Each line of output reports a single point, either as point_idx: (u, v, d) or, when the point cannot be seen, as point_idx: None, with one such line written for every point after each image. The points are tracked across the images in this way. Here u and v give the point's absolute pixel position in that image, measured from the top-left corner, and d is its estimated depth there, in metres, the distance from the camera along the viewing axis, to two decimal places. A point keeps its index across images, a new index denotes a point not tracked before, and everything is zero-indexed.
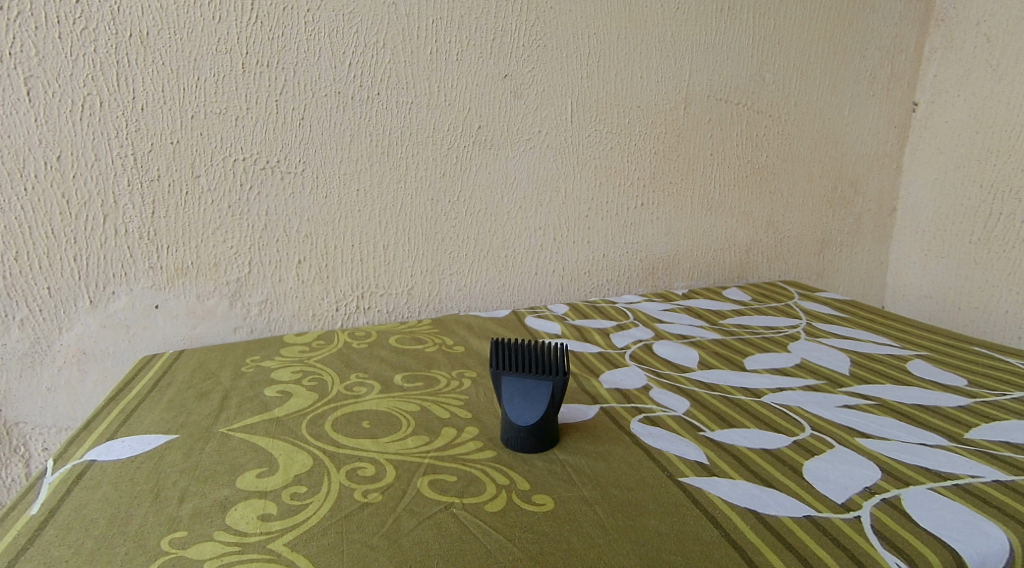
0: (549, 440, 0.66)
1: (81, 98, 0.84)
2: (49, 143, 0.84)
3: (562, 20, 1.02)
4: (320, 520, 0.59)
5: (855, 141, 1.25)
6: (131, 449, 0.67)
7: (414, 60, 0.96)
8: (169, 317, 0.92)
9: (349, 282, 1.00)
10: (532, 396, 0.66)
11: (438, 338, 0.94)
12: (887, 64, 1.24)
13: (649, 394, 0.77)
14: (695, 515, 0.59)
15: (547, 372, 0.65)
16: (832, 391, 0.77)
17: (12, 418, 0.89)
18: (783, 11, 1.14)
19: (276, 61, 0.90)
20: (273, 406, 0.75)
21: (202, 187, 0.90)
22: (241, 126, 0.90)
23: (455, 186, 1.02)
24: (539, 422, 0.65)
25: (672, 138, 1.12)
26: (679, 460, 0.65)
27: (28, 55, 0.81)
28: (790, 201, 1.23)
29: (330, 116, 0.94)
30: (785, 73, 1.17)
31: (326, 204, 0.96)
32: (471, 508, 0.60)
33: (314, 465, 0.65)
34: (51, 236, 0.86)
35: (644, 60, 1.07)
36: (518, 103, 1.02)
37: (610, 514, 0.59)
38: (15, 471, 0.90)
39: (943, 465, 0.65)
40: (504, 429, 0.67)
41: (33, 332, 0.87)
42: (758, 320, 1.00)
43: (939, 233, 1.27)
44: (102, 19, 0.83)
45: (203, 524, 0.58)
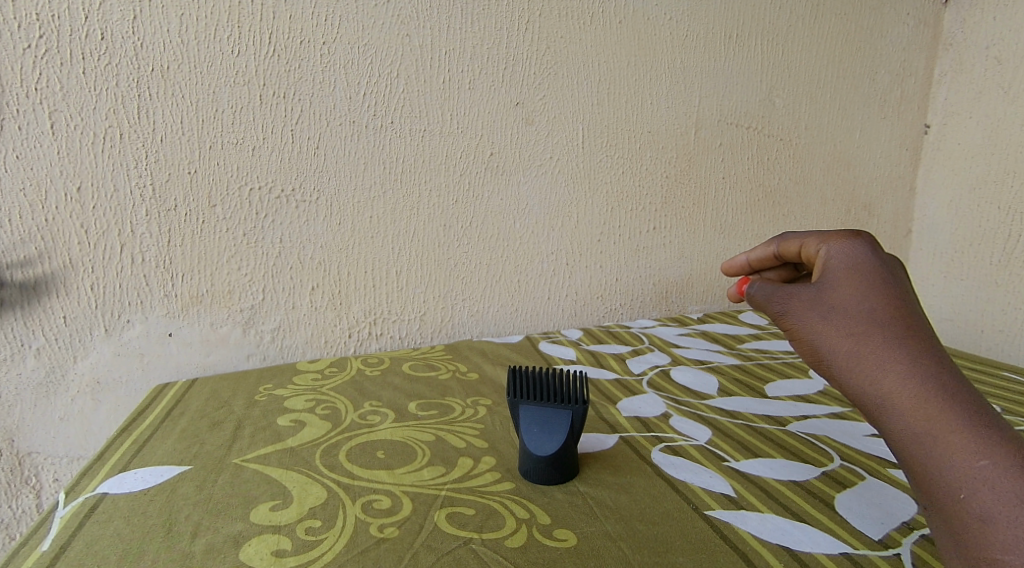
0: (568, 472, 0.65)
1: (103, 131, 0.84)
2: (70, 174, 0.84)
3: (573, 48, 1.02)
4: (336, 556, 0.57)
5: (867, 164, 1.24)
6: (144, 481, 0.66)
7: (427, 88, 0.96)
8: (183, 345, 0.92)
9: (362, 308, 0.99)
10: (552, 425, 0.64)
11: (452, 364, 0.93)
12: (897, 87, 1.23)
13: (669, 422, 0.75)
14: (725, 552, 0.57)
15: (566, 401, 0.65)
16: (859, 420, 0.75)
17: (24, 448, 0.88)
18: (791, 36, 1.14)
19: (293, 92, 0.90)
20: (287, 436, 0.74)
21: (218, 216, 0.90)
22: (257, 156, 0.90)
23: (467, 213, 1.01)
24: (558, 452, 0.64)
25: (684, 162, 1.11)
26: (705, 492, 0.63)
27: (53, 90, 0.82)
28: (804, 224, 1.21)
29: (345, 145, 0.94)
30: (795, 97, 1.16)
31: (340, 231, 0.95)
32: (491, 543, 0.58)
33: (329, 497, 0.64)
34: (69, 266, 0.86)
35: (655, 86, 1.07)
36: (530, 130, 1.02)
37: (635, 550, 0.57)
38: (25, 503, 0.89)
39: None
40: (523, 461, 0.65)
41: (48, 362, 0.87)
42: (776, 345, 0.98)
43: (957, 255, 1.25)
44: (125, 54, 0.84)
45: (216, 560, 0.57)
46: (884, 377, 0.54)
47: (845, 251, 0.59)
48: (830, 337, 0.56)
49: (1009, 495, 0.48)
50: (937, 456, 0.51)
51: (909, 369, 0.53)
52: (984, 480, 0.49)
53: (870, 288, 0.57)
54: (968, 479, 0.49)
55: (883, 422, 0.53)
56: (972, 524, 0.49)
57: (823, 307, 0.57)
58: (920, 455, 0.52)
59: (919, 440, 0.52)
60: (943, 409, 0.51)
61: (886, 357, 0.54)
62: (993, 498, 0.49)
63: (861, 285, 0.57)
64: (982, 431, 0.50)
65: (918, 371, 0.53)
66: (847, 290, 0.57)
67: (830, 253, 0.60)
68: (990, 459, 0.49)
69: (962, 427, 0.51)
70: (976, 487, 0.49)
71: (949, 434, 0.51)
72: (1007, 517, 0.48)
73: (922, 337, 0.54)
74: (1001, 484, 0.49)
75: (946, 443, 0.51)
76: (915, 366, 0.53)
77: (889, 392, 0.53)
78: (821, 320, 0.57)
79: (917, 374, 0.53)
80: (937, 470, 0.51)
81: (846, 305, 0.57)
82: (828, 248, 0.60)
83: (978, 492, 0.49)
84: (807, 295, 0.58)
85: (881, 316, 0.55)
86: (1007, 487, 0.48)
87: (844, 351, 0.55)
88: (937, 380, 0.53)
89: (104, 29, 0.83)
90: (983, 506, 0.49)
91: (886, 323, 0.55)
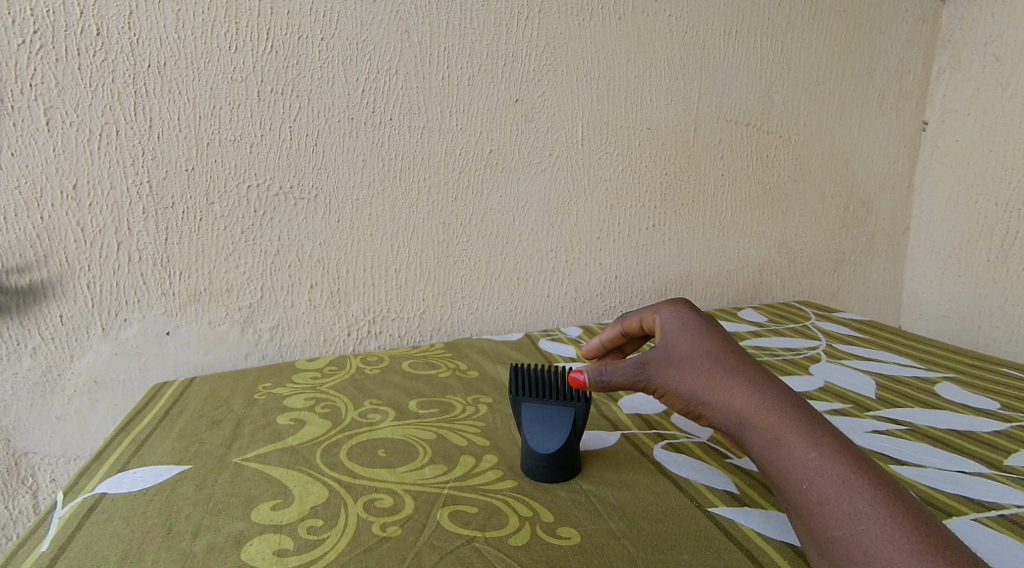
0: (571, 469, 0.65)
1: (99, 127, 0.84)
2: (66, 172, 0.83)
3: (572, 45, 1.01)
4: (339, 555, 0.57)
5: (866, 161, 1.24)
6: (143, 481, 0.66)
7: (426, 85, 0.96)
8: (180, 344, 0.91)
9: (361, 306, 0.99)
10: (554, 423, 0.64)
11: (452, 362, 0.92)
12: (895, 84, 1.23)
13: (671, 419, 0.75)
14: (730, 549, 0.57)
15: (568, 399, 0.64)
16: (860, 416, 0.75)
17: (20, 448, 0.87)
18: (790, 33, 1.14)
19: (291, 88, 0.90)
20: (287, 434, 0.73)
21: (216, 214, 0.90)
22: (255, 153, 0.90)
23: (467, 210, 1.01)
24: (560, 450, 0.64)
25: (683, 159, 1.11)
26: (707, 489, 0.63)
27: (49, 86, 0.81)
28: (802, 221, 1.21)
29: (343, 142, 0.93)
30: (794, 94, 1.16)
31: (338, 228, 0.95)
32: (495, 542, 0.58)
33: (331, 496, 0.63)
34: (66, 264, 0.85)
35: (654, 83, 1.07)
36: (529, 127, 1.02)
37: (639, 547, 0.57)
38: (22, 503, 0.88)
39: (985, 494, 0.63)
40: (525, 459, 0.65)
41: (45, 361, 0.86)
42: (776, 342, 0.98)
43: (956, 252, 1.25)
44: (121, 50, 0.83)
45: (218, 560, 0.57)
46: (734, 400, 0.60)
47: (675, 314, 0.67)
48: (681, 375, 0.62)
49: (836, 478, 0.53)
50: (778, 456, 0.56)
51: (747, 388, 0.60)
52: (816, 467, 0.54)
53: (708, 332, 0.65)
54: (802, 470, 0.55)
55: (743, 439, 0.59)
56: (814, 510, 0.53)
57: (671, 355, 0.64)
58: (767, 460, 0.57)
59: (764, 447, 0.57)
60: (780, 416, 0.58)
61: (728, 382, 0.61)
62: (826, 482, 0.54)
63: (698, 331, 0.65)
64: (812, 429, 0.56)
65: (756, 389, 0.60)
66: (687, 338, 0.65)
67: (662, 318, 0.67)
68: (818, 451, 0.55)
69: (795, 428, 0.57)
70: (811, 475, 0.54)
71: (787, 436, 0.57)
72: (838, 496, 0.53)
73: (754, 366, 0.62)
74: (830, 469, 0.54)
75: (786, 442, 0.56)
76: (752, 385, 0.60)
77: (742, 410, 0.59)
78: (673, 365, 0.63)
79: (755, 391, 0.59)
80: (779, 470, 0.56)
81: (691, 348, 0.64)
82: (660, 315, 0.68)
83: (816, 480, 0.54)
84: (656, 351, 0.64)
85: (721, 353, 0.63)
86: (835, 471, 0.54)
87: (693, 383, 0.62)
88: (772, 395, 0.59)
89: (99, 25, 0.82)
90: (818, 491, 0.53)
91: (723, 358, 0.62)
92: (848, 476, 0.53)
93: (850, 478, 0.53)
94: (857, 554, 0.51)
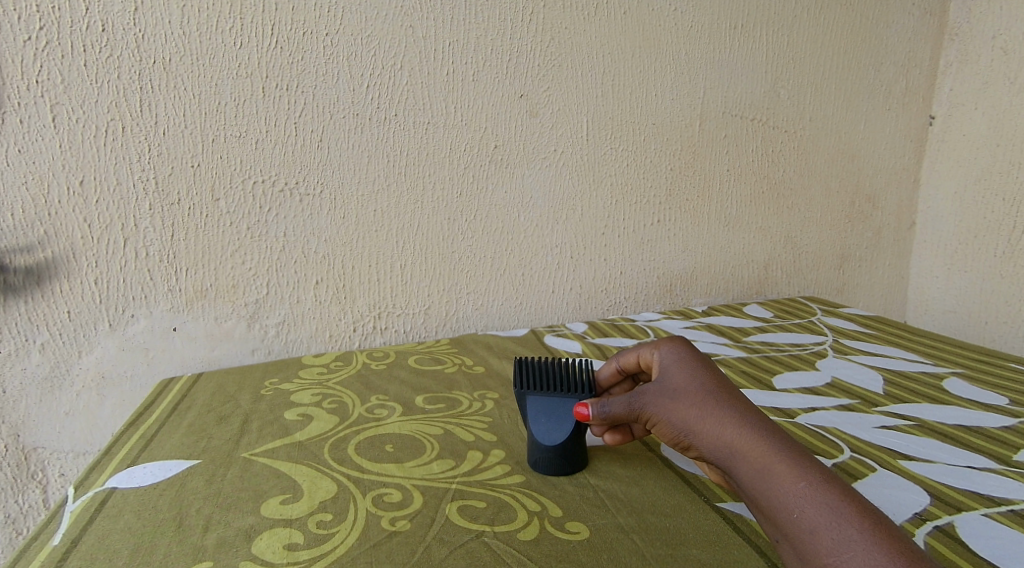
0: (577, 461, 0.65)
1: (105, 124, 0.84)
2: (73, 168, 0.84)
3: (577, 40, 1.01)
4: (349, 549, 0.57)
5: (872, 155, 1.23)
6: (153, 476, 0.66)
7: (431, 80, 0.96)
8: (187, 339, 0.92)
9: (367, 302, 0.99)
10: (560, 416, 0.64)
11: (457, 358, 0.92)
12: (902, 79, 1.23)
13: None
14: (738, 544, 0.57)
15: (572, 391, 0.64)
16: (867, 412, 0.75)
17: (29, 443, 0.88)
18: (795, 27, 1.13)
19: (296, 84, 0.90)
20: (295, 430, 0.74)
21: (222, 210, 0.90)
22: (261, 149, 0.90)
23: (472, 206, 1.01)
24: (565, 442, 0.64)
25: (689, 155, 1.11)
26: (716, 484, 0.63)
27: (55, 82, 0.82)
28: (808, 216, 1.21)
29: (348, 138, 0.93)
30: (800, 89, 1.16)
31: (344, 224, 0.95)
32: (504, 536, 0.58)
33: (340, 491, 0.63)
34: (73, 260, 0.85)
35: (658, 78, 1.07)
36: (534, 122, 1.02)
37: (648, 542, 0.57)
38: (32, 498, 0.89)
39: (994, 490, 0.63)
40: (531, 451, 0.66)
41: (53, 356, 0.87)
42: (782, 337, 0.98)
43: (962, 247, 1.25)
44: (127, 46, 0.83)
45: (229, 554, 0.57)
46: (723, 430, 0.55)
47: (674, 350, 0.63)
48: (674, 406, 0.58)
49: (826, 506, 0.50)
50: (766, 487, 0.52)
51: (736, 418, 0.55)
52: (807, 497, 0.51)
53: (700, 363, 0.61)
54: (792, 500, 0.51)
55: (731, 471, 0.54)
56: (803, 541, 0.50)
57: (665, 387, 0.59)
58: (755, 491, 0.53)
59: (753, 479, 0.53)
60: (769, 446, 0.53)
61: (718, 412, 0.56)
62: (816, 511, 0.50)
63: (691, 363, 0.61)
64: (802, 458, 0.53)
65: (745, 419, 0.55)
66: (681, 370, 0.60)
67: (662, 354, 0.63)
68: (808, 480, 0.51)
69: (784, 458, 0.53)
70: (801, 505, 0.51)
71: (775, 465, 0.53)
72: (829, 526, 0.49)
73: (744, 397, 0.58)
74: (821, 498, 0.50)
75: (775, 471, 0.52)
76: (741, 416, 0.56)
77: (731, 441, 0.55)
78: (667, 396, 0.59)
79: (743, 421, 0.55)
80: (768, 501, 0.52)
81: (683, 378, 0.59)
82: (656, 349, 0.64)
83: (806, 510, 0.50)
84: (653, 384, 0.60)
85: (712, 383, 0.59)
86: (825, 500, 0.50)
87: (684, 414, 0.57)
88: (762, 425, 0.55)
89: (105, 20, 0.82)
90: (809, 521, 0.50)
91: (714, 387, 0.58)
92: (840, 506, 0.50)
93: (841, 507, 0.50)
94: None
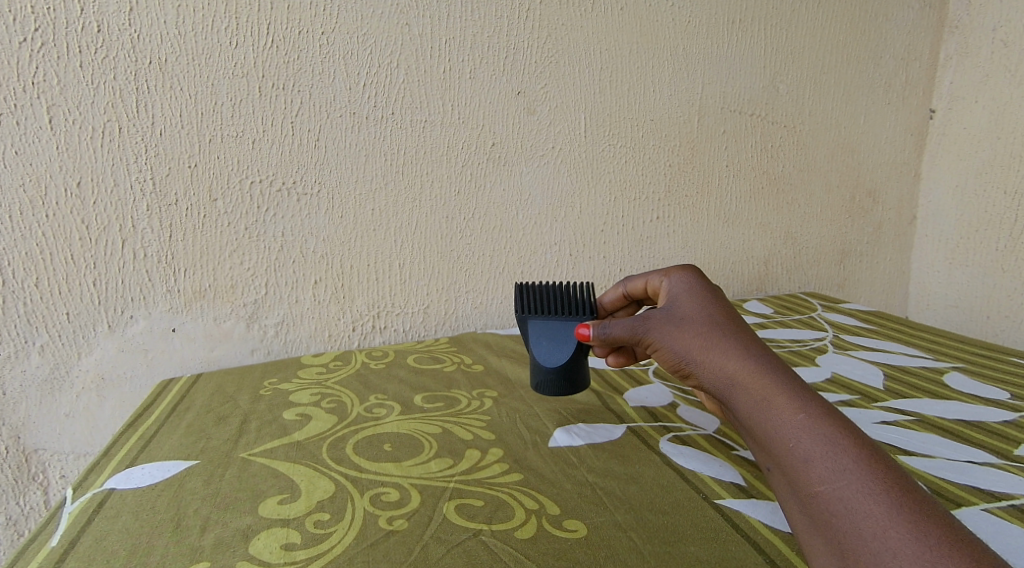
0: (578, 382, 0.72)
1: (102, 125, 0.84)
2: (71, 170, 0.83)
3: (574, 36, 1.01)
4: (346, 549, 0.57)
5: (871, 150, 1.23)
6: (151, 476, 0.66)
7: (428, 79, 0.95)
8: (186, 340, 0.92)
9: (366, 301, 0.99)
10: (560, 340, 0.72)
11: (457, 357, 0.92)
12: (901, 72, 1.22)
13: (677, 412, 0.75)
14: (736, 541, 0.57)
15: (570, 316, 0.72)
16: (867, 407, 0.75)
17: (30, 445, 0.87)
18: (793, 21, 1.13)
19: (292, 83, 0.90)
20: (293, 429, 0.74)
21: (219, 210, 0.90)
22: (258, 148, 0.90)
23: (470, 204, 1.01)
24: (566, 363, 0.71)
25: (688, 150, 1.11)
26: (714, 481, 0.63)
27: (51, 84, 0.81)
28: (808, 211, 1.21)
29: (345, 137, 0.93)
30: (798, 83, 1.16)
31: (342, 223, 0.95)
32: (501, 535, 0.58)
33: (338, 491, 0.63)
34: (71, 262, 0.85)
35: (656, 74, 1.06)
36: (532, 119, 1.01)
37: (646, 540, 0.57)
38: (33, 499, 0.89)
39: (995, 484, 0.62)
40: (536, 374, 0.72)
41: (53, 358, 0.87)
42: (781, 333, 0.98)
43: (963, 241, 1.24)
44: (123, 47, 0.83)
45: (227, 554, 0.57)
46: (726, 362, 0.59)
47: (683, 280, 0.67)
48: (679, 333, 0.62)
49: (823, 437, 0.53)
50: (765, 416, 0.56)
51: (740, 351, 0.59)
52: (804, 428, 0.54)
53: (709, 300, 0.64)
54: (789, 430, 0.54)
55: (732, 399, 0.58)
56: (797, 468, 0.53)
57: (672, 316, 0.64)
58: (755, 421, 0.56)
59: (752, 408, 0.56)
60: (770, 378, 0.57)
61: (723, 345, 0.60)
62: (812, 440, 0.53)
63: (701, 300, 0.65)
64: (802, 392, 0.56)
65: (748, 353, 0.59)
66: (690, 304, 0.64)
67: (671, 284, 0.67)
68: (806, 411, 0.54)
69: (784, 391, 0.56)
70: (797, 435, 0.53)
71: (775, 396, 0.56)
72: (823, 456, 0.52)
73: (748, 332, 0.61)
74: (817, 430, 0.53)
75: (775, 402, 0.55)
76: (745, 349, 0.59)
77: (733, 372, 0.59)
78: (673, 323, 0.63)
79: (747, 355, 0.59)
80: (766, 430, 0.55)
81: (691, 313, 0.63)
82: (668, 280, 0.68)
83: (802, 439, 0.53)
84: (660, 311, 0.65)
85: (720, 319, 0.62)
86: (822, 432, 0.53)
87: (688, 342, 0.61)
88: (764, 359, 0.58)
89: (100, 22, 0.82)
90: (804, 449, 0.53)
91: (720, 323, 0.62)
92: (835, 437, 0.52)
93: (837, 439, 0.52)
94: (838, 512, 0.50)
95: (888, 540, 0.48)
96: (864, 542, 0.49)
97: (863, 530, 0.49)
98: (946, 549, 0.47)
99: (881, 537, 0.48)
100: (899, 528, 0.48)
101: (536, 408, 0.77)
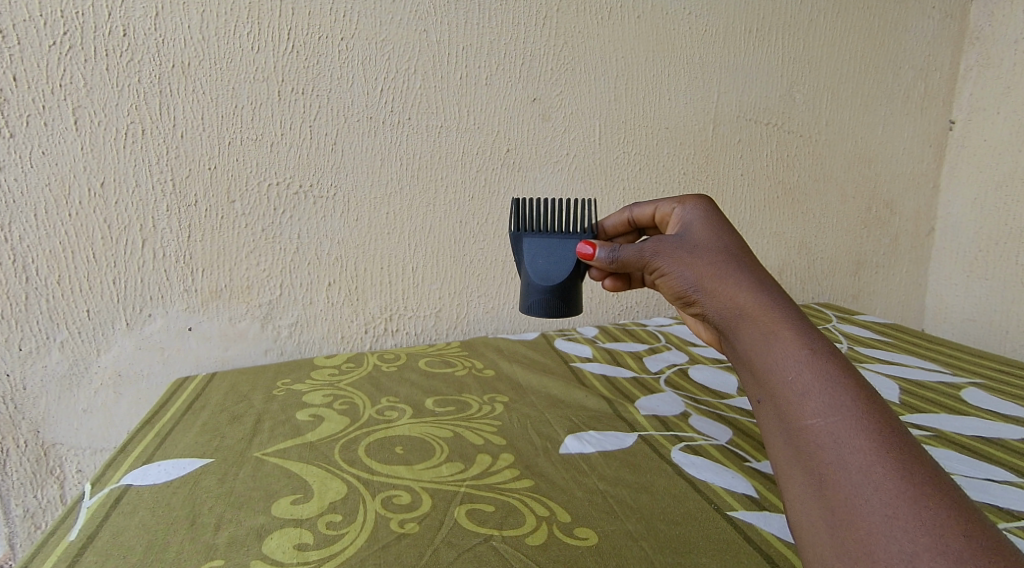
0: (571, 304, 0.70)
1: (125, 127, 0.85)
2: (94, 170, 0.85)
3: (590, 44, 1.01)
4: (358, 550, 0.58)
5: (889, 161, 1.23)
6: (167, 473, 0.67)
7: (445, 84, 0.96)
8: (202, 339, 0.93)
9: (378, 304, 0.99)
10: (557, 258, 0.71)
11: (468, 361, 0.93)
12: (921, 83, 1.22)
13: (688, 421, 0.76)
14: (749, 553, 0.57)
15: (569, 235, 0.72)
16: None
17: (48, 440, 0.89)
18: (812, 30, 1.13)
19: (311, 88, 0.91)
20: (306, 430, 0.74)
21: (237, 212, 0.91)
22: (276, 151, 0.91)
23: (483, 209, 1.01)
24: (564, 282, 0.69)
25: (703, 159, 1.11)
26: (726, 492, 0.63)
27: (78, 87, 0.82)
28: (823, 222, 1.21)
29: (362, 142, 0.94)
30: (815, 93, 1.15)
31: (357, 227, 0.96)
32: (512, 541, 0.58)
33: (350, 492, 0.64)
34: (92, 260, 0.86)
35: (672, 82, 1.07)
36: (547, 125, 1.02)
37: (657, 550, 0.57)
38: (51, 492, 0.90)
39: (1014, 503, 0.62)
40: (529, 295, 0.70)
41: (72, 354, 0.88)
42: None
43: (982, 255, 1.24)
44: (147, 51, 0.84)
45: (240, 553, 0.58)
46: (736, 293, 0.58)
47: (697, 209, 0.66)
48: (690, 261, 0.62)
49: (824, 373, 0.52)
50: (768, 348, 0.55)
51: (752, 284, 0.58)
52: (807, 363, 0.53)
53: (725, 233, 0.63)
54: (791, 364, 0.53)
55: (737, 331, 0.57)
56: (792, 400, 0.52)
57: (686, 244, 0.63)
58: (757, 353, 0.55)
59: (758, 340, 0.56)
60: (780, 313, 0.56)
61: (735, 276, 0.59)
62: (812, 374, 0.52)
63: (717, 231, 0.63)
64: (810, 330, 0.55)
65: (761, 287, 0.58)
66: (705, 234, 0.63)
67: (684, 212, 0.66)
68: (811, 348, 0.53)
69: (793, 326, 0.55)
70: (799, 369, 0.53)
71: (782, 331, 0.55)
72: (822, 391, 0.51)
73: (762, 268, 0.60)
74: (821, 367, 0.52)
75: (782, 336, 0.55)
76: (758, 283, 0.58)
77: (743, 304, 0.58)
78: (686, 251, 0.62)
79: (759, 288, 0.58)
80: (767, 362, 0.54)
81: (706, 244, 0.62)
82: (681, 208, 0.67)
83: (802, 373, 0.53)
84: (673, 237, 0.64)
85: (735, 252, 0.61)
86: (825, 369, 0.52)
87: (701, 271, 0.61)
88: (776, 294, 0.57)
89: (126, 26, 0.83)
90: (803, 383, 0.52)
91: (736, 255, 0.61)
92: (837, 375, 0.52)
93: (839, 376, 0.52)
94: (826, 444, 0.50)
95: (872, 475, 0.48)
96: (848, 475, 0.49)
97: (849, 463, 0.49)
98: (927, 488, 0.47)
99: (865, 472, 0.48)
100: (886, 465, 0.48)
101: (547, 415, 0.77)
